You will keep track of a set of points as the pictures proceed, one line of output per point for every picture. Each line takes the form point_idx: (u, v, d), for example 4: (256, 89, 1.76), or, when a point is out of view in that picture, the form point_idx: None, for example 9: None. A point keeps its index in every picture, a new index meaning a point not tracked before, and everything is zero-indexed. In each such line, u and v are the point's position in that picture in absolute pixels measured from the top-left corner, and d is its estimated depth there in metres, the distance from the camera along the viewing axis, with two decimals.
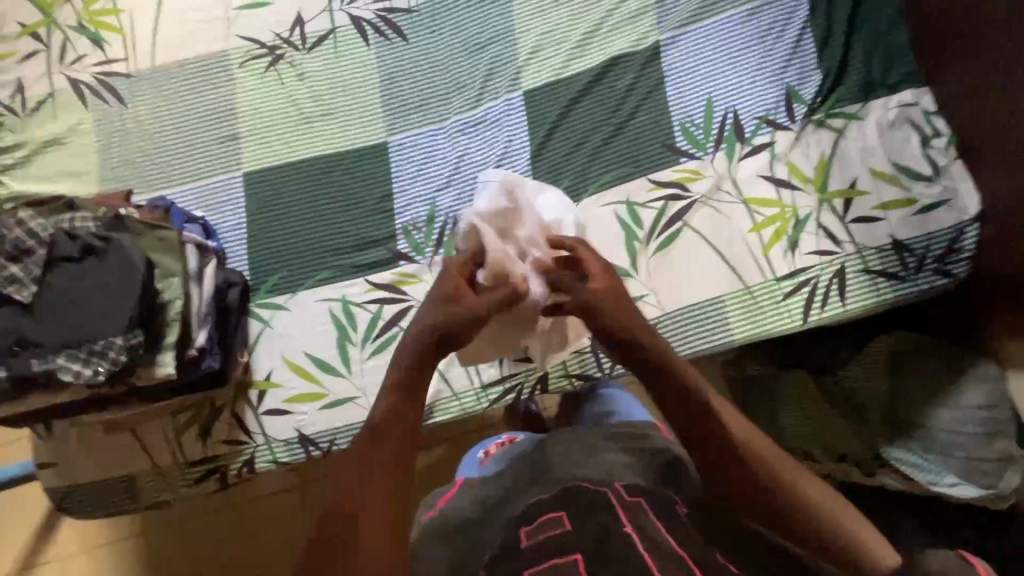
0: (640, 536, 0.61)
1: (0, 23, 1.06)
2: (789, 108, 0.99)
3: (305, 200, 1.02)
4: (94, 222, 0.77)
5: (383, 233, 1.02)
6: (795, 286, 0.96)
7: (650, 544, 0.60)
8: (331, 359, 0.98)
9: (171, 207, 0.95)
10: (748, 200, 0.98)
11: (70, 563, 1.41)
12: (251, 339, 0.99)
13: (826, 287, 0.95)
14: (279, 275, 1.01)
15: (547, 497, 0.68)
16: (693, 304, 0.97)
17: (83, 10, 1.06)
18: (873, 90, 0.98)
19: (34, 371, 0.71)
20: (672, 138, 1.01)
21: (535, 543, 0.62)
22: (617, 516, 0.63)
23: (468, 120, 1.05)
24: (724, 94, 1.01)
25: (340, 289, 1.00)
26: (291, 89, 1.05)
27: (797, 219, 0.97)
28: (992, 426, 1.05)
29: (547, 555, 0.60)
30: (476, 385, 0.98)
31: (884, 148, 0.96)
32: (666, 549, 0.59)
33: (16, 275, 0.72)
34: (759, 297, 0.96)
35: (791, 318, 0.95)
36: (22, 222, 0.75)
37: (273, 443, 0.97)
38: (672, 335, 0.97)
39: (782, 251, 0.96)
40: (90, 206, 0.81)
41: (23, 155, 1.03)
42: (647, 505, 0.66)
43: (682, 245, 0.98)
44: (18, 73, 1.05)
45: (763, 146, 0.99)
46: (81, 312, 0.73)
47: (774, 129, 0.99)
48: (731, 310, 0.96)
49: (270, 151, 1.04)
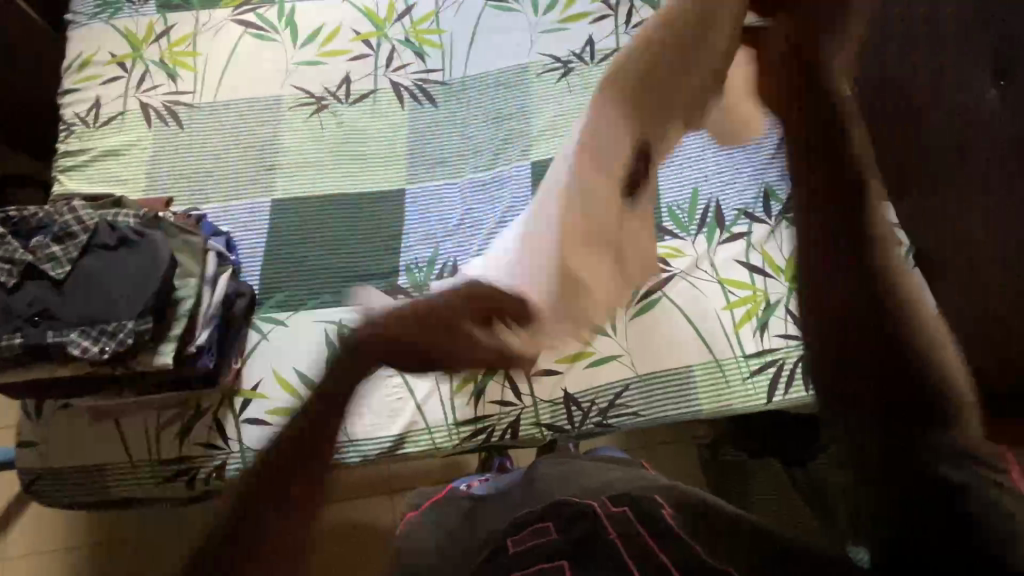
0: (625, 542, 0.68)
1: (95, 51, 1.24)
2: (766, 204, 1.10)
3: (322, 230, 1.13)
4: (135, 219, 0.88)
5: (387, 267, 1.10)
6: (762, 364, 1.01)
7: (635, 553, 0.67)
8: (317, 376, 1.03)
9: (202, 219, 1.07)
10: (723, 280, 1.06)
11: (17, 564, 1.37)
12: (247, 348, 1.05)
13: (792, 370, 1.01)
14: (286, 293, 1.09)
15: (535, 513, 0.78)
16: (664, 369, 1.02)
17: (166, 50, 1.24)
18: None
19: (48, 341, 0.78)
20: (659, 217, 1.11)
21: (523, 550, 0.72)
22: (603, 525, 0.72)
23: (479, 179, 1.16)
24: (709, 185, 1.13)
25: (338, 314, 1.07)
26: (329, 134, 1.19)
27: (767, 303, 1.04)
28: None
29: (536, 561, 0.70)
30: (450, 421, 1.01)
31: None
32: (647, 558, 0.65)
33: (56, 254, 0.81)
34: (728, 372, 1.02)
35: (756, 396, 1.01)
36: (72, 209, 0.85)
37: (247, 451, 1.00)
38: (642, 397, 1.01)
39: (751, 331, 1.03)
40: (134, 206, 0.92)
41: (85, 159, 1.16)
42: (633, 514, 0.73)
43: (660, 314, 1.05)
44: (98, 92, 1.21)
45: (741, 234, 1.09)
46: (102, 295, 0.80)
47: (752, 221, 1.09)
48: (700, 381, 1.02)
49: (300, 184, 1.16)
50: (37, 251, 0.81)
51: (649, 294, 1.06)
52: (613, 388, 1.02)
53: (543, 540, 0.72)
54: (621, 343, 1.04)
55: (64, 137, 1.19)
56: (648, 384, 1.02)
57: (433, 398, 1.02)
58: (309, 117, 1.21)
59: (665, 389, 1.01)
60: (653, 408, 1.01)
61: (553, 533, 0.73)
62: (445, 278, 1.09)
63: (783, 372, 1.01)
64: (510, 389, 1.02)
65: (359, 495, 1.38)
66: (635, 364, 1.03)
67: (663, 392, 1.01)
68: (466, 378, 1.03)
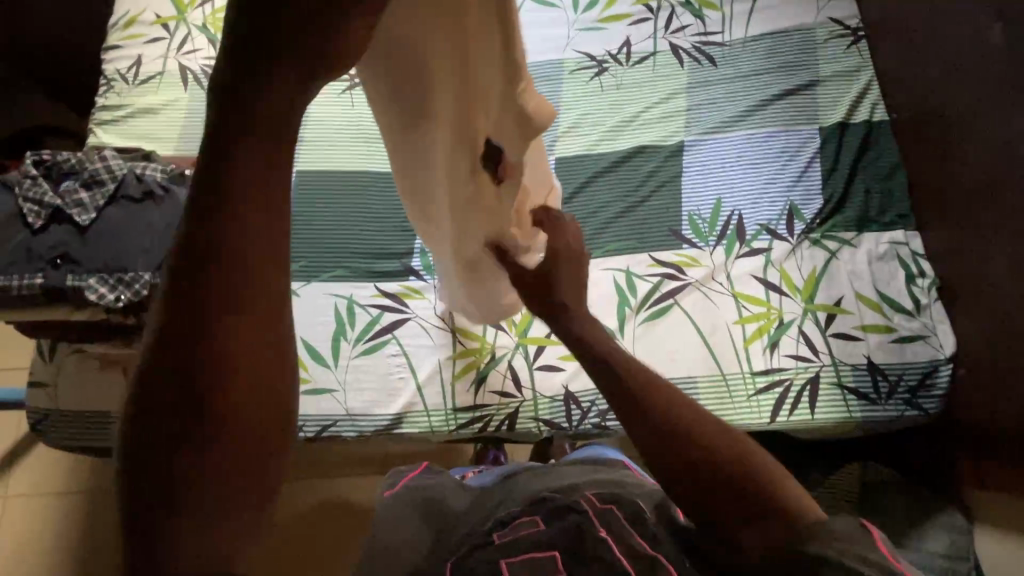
0: (612, 536, 0.67)
1: (141, 10, 1.27)
2: (790, 222, 1.08)
3: (343, 204, 1.14)
4: (162, 173, 0.88)
5: (404, 248, 1.11)
6: (768, 383, 1.00)
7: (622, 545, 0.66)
8: (323, 348, 1.05)
9: None
10: (738, 294, 1.05)
11: (15, 503, 1.40)
12: None
13: (799, 392, 0.99)
14: (300, 264, 1.10)
15: (521, 508, 0.77)
16: (667, 378, 1.01)
17: (210, 15, 1.26)
18: (869, 223, 1.07)
19: (66, 284, 0.80)
20: (679, 225, 1.10)
21: (508, 539, 0.70)
22: (589, 518, 0.70)
23: None
24: (732, 197, 1.11)
25: (349, 289, 1.08)
26: (359, 112, 1.21)
27: (780, 322, 1.03)
28: None
29: (525, 549, 0.67)
30: (448, 406, 1.01)
31: (872, 276, 1.03)
32: (629, 546, 0.66)
33: (83, 200, 0.84)
34: (733, 387, 1.00)
35: (760, 415, 0.99)
36: (102, 159, 0.87)
37: None
38: None
39: (761, 348, 1.02)
40: (163, 161, 0.94)
41: (120, 114, 1.19)
42: (618, 511, 0.72)
43: (670, 321, 1.04)
44: (140, 50, 1.24)
45: (761, 250, 1.07)
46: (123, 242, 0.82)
47: (773, 238, 1.08)
48: (704, 393, 1.00)
49: (324, 158, 1.17)
50: (65, 196, 0.83)
51: (661, 300, 1.06)
52: None
53: (532, 530, 0.71)
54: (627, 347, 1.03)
55: (102, 91, 1.22)
56: None
57: (434, 382, 1.02)
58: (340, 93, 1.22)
59: None
60: None
61: (541, 525, 0.72)
62: None
63: (789, 394, 0.99)
64: (511, 380, 1.02)
65: (353, 472, 1.39)
66: None
67: None
68: (468, 365, 1.03)
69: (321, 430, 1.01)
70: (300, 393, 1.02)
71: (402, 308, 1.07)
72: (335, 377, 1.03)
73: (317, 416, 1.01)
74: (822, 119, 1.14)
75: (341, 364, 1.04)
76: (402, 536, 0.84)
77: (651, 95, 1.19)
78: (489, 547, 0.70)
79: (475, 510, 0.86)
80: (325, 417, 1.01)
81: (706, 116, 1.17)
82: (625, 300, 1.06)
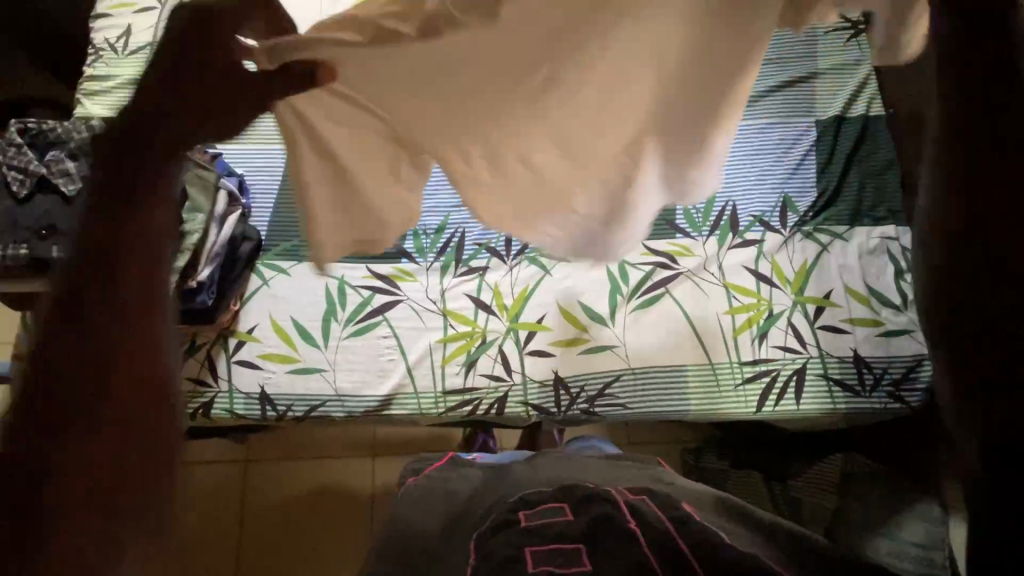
0: (638, 522, 0.69)
1: None
2: (783, 215, 1.08)
3: None
4: None
5: None
6: (756, 373, 1.01)
7: (646, 527, 0.69)
8: (313, 328, 1.04)
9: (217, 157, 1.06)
10: (728, 284, 1.06)
11: None
12: (247, 292, 1.06)
13: (785, 382, 1.00)
14: (292, 243, 1.09)
15: (549, 492, 0.78)
16: (656, 365, 1.02)
17: None
18: (860, 218, 1.08)
19: (52, 255, 0.78)
20: (673, 215, 1.10)
21: (536, 524, 0.72)
22: (618, 508, 0.72)
23: None
24: (726, 188, 1.12)
25: (341, 270, 1.08)
26: None
27: (770, 313, 1.04)
28: (927, 567, 1.01)
29: (550, 539, 0.70)
30: (438, 388, 1.01)
31: (861, 271, 1.04)
32: (659, 532, 0.68)
33: (69, 170, 0.82)
34: (721, 377, 1.01)
35: (747, 405, 1.00)
36: (91, 128, 0.86)
37: (234, 392, 1.01)
38: (630, 389, 1.01)
39: (750, 338, 1.02)
40: None
41: (109, 85, 1.16)
42: (648, 500, 0.74)
43: (661, 309, 1.05)
44: (130, 20, 1.22)
45: (753, 242, 1.07)
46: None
47: (765, 229, 1.08)
48: (692, 382, 1.01)
49: None
50: (52, 165, 0.81)
51: (653, 289, 1.06)
52: (604, 377, 1.01)
53: (560, 519, 0.73)
54: (618, 334, 1.04)
55: (90, 61, 1.19)
56: (640, 378, 1.01)
57: (424, 364, 1.02)
58: None
59: (656, 385, 1.01)
60: (642, 402, 1.01)
61: (570, 513, 0.74)
62: (451, 247, 1.10)
63: (776, 385, 1.00)
64: (502, 365, 1.02)
65: (346, 456, 1.39)
66: (628, 357, 1.02)
67: (655, 388, 1.01)
68: (459, 349, 1.03)
69: (310, 410, 1.01)
70: (290, 373, 1.02)
71: (393, 290, 1.06)
72: (324, 357, 1.03)
73: (305, 396, 1.01)
74: (819, 112, 1.14)
75: (330, 344, 1.03)
76: (423, 521, 0.84)
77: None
78: (517, 528, 0.72)
79: (495, 489, 0.85)
80: (314, 397, 1.01)
81: None
82: (616, 287, 1.06)
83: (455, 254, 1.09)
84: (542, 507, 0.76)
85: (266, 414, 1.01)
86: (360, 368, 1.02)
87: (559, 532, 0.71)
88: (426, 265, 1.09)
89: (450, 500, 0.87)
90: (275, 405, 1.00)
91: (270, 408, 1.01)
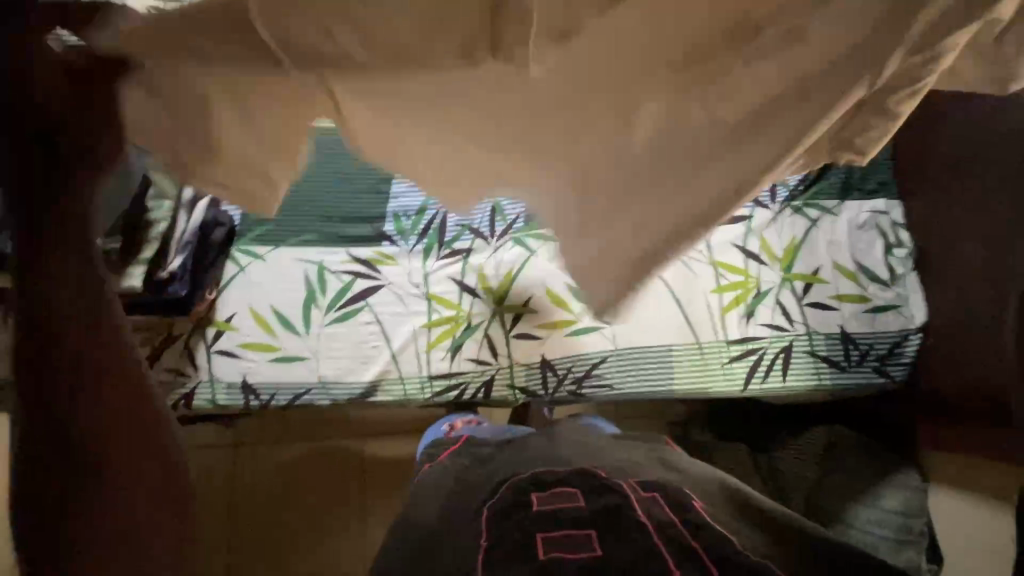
0: (649, 518, 0.70)
1: None
2: (772, 189, 1.06)
3: (310, 164, 1.08)
4: None
5: (377, 212, 1.07)
6: (743, 351, 1.00)
7: (658, 522, 0.69)
8: (293, 315, 1.01)
9: None
10: (716, 262, 1.04)
11: None
12: (222, 279, 1.02)
13: (772, 360, 1.00)
14: (267, 227, 1.05)
15: (562, 476, 0.79)
16: (643, 346, 1.01)
17: None
18: (851, 191, 1.06)
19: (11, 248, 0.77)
20: None
21: (546, 508, 0.73)
22: (630, 501, 0.73)
23: None
24: None
25: (319, 254, 1.04)
26: None
27: (758, 291, 1.03)
28: (906, 534, 1.08)
29: (562, 525, 0.69)
30: (423, 374, 1.00)
31: (850, 246, 1.03)
32: (670, 528, 0.68)
33: None
34: (708, 356, 1.01)
35: (734, 383, 1.00)
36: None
37: (216, 382, 0.99)
38: (617, 370, 1.00)
39: (737, 317, 1.02)
40: None
41: None
42: (661, 498, 0.75)
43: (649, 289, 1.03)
44: None
45: (742, 218, 1.05)
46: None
47: (755, 205, 1.06)
48: (679, 362, 1.01)
49: None
50: None
51: None
52: (591, 359, 1.01)
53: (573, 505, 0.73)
54: None
55: None
56: (627, 359, 1.01)
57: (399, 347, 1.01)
58: None
59: (642, 366, 1.00)
60: (629, 383, 1.00)
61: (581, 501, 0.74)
62: (434, 228, 1.06)
63: (762, 362, 1.00)
64: (488, 349, 1.01)
65: (337, 436, 1.40)
66: (615, 338, 1.01)
67: (642, 369, 1.00)
68: (443, 335, 1.01)
69: (294, 398, 1.00)
70: (272, 361, 1.00)
71: (374, 274, 1.03)
72: (306, 345, 1.01)
73: (288, 385, 0.99)
74: None
75: (312, 331, 1.01)
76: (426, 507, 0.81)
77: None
78: (530, 511, 0.72)
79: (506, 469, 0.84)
80: (297, 385, 0.99)
81: None
82: None
83: (438, 236, 1.06)
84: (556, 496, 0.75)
85: (250, 403, 0.99)
86: (343, 355, 1.00)
87: (568, 519, 0.70)
88: (407, 248, 1.05)
89: (465, 482, 0.86)
90: (259, 395, 0.99)
91: (253, 397, 0.99)
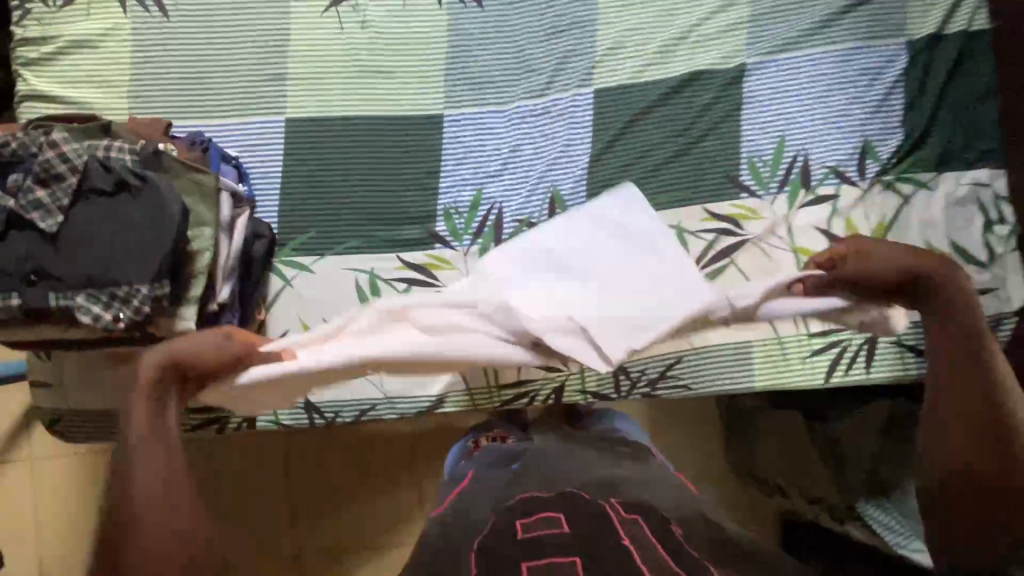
0: (633, 544, 0.69)
1: None
2: (861, 163, 0.96)
3: (347, 160, 0.96)
4: (131, 154, 0.72)
5: (426, 211, 0.97)
6: (824, 345, 0.96)
7: (649, 559, 0.66)
8: None
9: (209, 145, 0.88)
10: (798, 249, 0.96)
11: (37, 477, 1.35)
12: (269, 296, 0.95)
13: (855, 353, 0.95)
14: (310, 235, 0.96)
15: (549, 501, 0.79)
16: (718, 344, 0.96)
17: None
18: (949, 161, 0.95)
19: (51, 306, 0.68)
20: (737, 171, 0.97)
21: (533, 536, 0.71)
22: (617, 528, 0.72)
23: (533, 107, 0.98)
24: (798, 134, 0.97)
25: (369, 262, 0.96)
26: (351, 36, 0.97)
27: None
28: None
29: (548, 554, 0.68)
30: (491, 384, 0.96)
31: (945, 224, 0.94)
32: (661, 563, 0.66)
33: (42, 199, 0.68)
34: (787, 350, 0.96)
35: (814, 378, 0.96)
36: (108, 145, 0.72)
37: (278, 403, 0.96)
38: (692, 370, 0.96)
39: None
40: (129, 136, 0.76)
41: (50, 50, 0.95)
42: (641, 520, 0.75)
43: (725, 282, 0.96)
44: None
45: (827, 198, 0.96)
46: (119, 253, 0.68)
47: (841, 182, 0.96)
48: (757, 358, 0.96)
49: (315, 102, 0.97)
50: (18, 195, 0.67)
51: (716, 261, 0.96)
52: (666, 359, 0.96)
53: (555, 531, 0.71)
54: None
55: (18, 19, 0.96)
56: (702, 357, 0.96)
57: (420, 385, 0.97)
58: (325, 16, 0.97)
59: (718, 366, 0.96)
60: (704, 382, 0.97)
61: (565, 525, 0.72)
62: (489, 226, 0.97)
63: (845, 355, 0.95)
64: None
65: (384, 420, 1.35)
66: (691, 337, 0.96)
67: (719, 367, 0.96)
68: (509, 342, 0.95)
69: (359, 415, 0.97)
70: (333, 379, 0.96)
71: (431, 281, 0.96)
72: None
73: (353, 402, 0.96)
74: (911, 30, 0.96)
75: None
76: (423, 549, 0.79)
77: (709, 3, 0.98)
78: (509, 540, 0.71)
79: (502, 489, 0.91)
80: (362, 402, 0.96)
81: (773, 30, 0.98)
82: None
83: (494, 235, 0.97)
84: (540, 510, 0.76)
85: (315, 422, 0.97)
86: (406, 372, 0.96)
87: (546, 543, 0.69)
88: (462, 249, 0.97)
89: (466, 520, 0.84)
90: (323, 413, 0.96)
91: (319, 416, 0.96)
